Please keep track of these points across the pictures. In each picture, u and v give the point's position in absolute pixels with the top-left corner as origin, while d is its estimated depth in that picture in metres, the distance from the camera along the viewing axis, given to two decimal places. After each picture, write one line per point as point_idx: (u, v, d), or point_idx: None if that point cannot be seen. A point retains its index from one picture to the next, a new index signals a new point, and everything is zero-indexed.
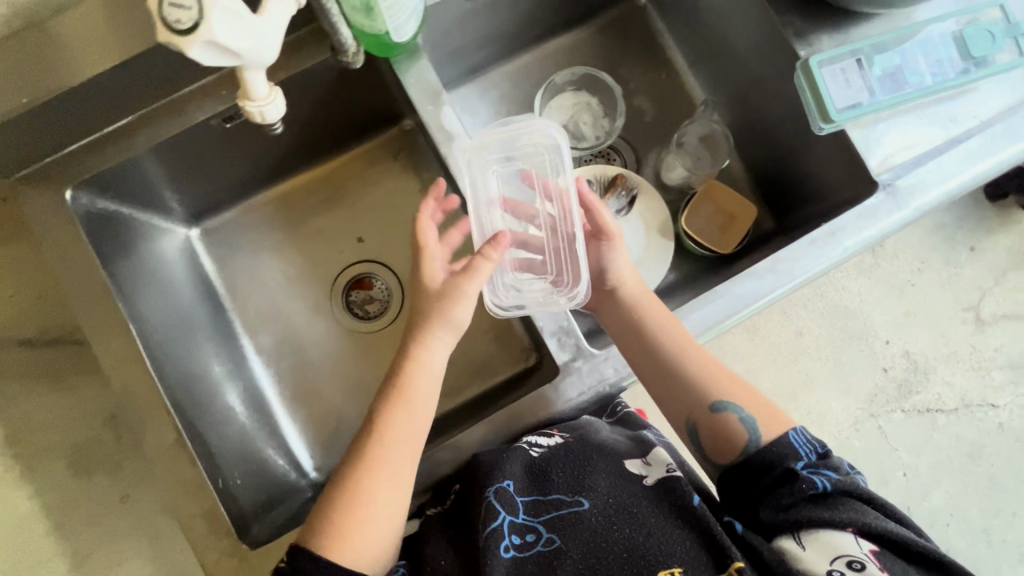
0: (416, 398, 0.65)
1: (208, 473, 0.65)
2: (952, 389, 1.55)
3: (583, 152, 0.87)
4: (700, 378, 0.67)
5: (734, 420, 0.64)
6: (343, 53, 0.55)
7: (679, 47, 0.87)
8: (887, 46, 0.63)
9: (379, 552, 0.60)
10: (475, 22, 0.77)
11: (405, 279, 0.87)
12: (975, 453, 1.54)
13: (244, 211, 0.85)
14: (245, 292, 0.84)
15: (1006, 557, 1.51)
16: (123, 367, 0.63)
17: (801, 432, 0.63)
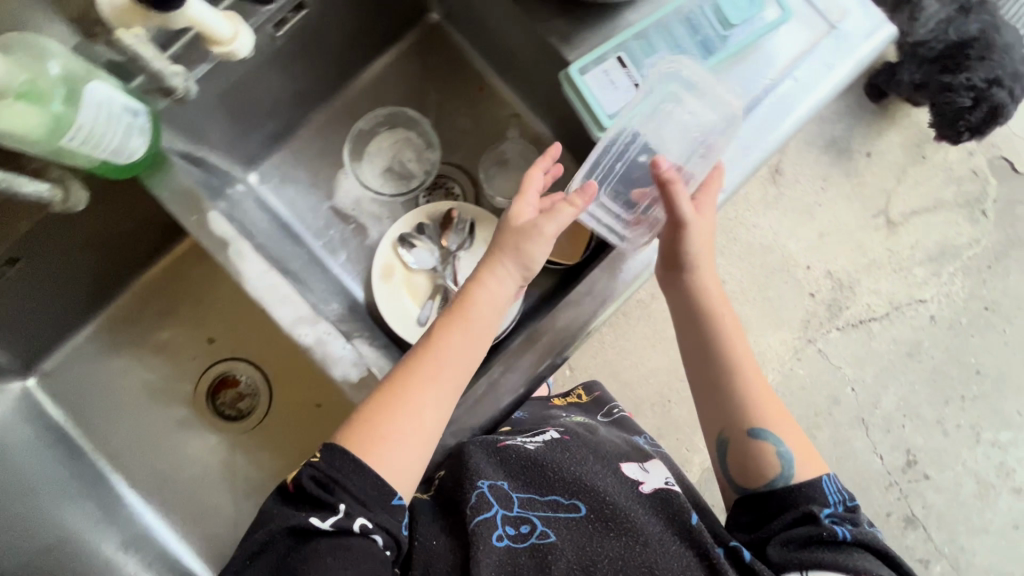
0: (472, 325, 0.61)
1: None
2: (879, 295, 1.49)
3: (415, 192, 0.84)
4: (739, 375, 0.64)
5: (771, 450, 0.60)
6: (55, 203, 0.53)
7: (483, 58, 0.83)
8: (648, 34, 0.60)
9: (405, 477, 0.55)
10: (252, 95, 0.71)
11: (268, 367, 0.83)
12: (914, 350, 1.48)
13: (79, 344, 0.80)
14: (104, 428, 0.80)
15: (964, 444, 1.45)
16: None
17: (836, 480, 0.59)
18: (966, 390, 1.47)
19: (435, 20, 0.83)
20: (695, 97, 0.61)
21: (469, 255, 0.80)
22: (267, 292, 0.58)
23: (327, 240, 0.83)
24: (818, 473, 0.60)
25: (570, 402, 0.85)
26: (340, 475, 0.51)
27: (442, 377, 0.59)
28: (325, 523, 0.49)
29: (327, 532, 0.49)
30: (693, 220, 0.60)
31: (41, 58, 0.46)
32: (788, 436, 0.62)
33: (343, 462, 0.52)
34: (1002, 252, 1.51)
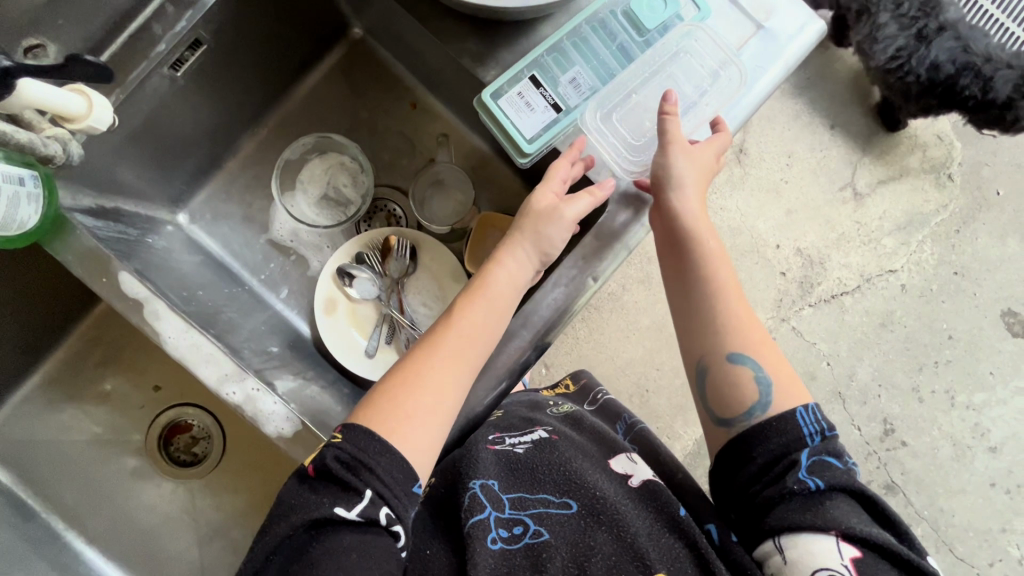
0: (489, 297, 0.56)
1: None
2: (850, 268, 1.37)
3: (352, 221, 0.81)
4: (723, 303, 0.57)
5: (748, 377, 0.55)
6: None
7: (410, 73, 0.80)
8: (561, 49, 0.56)
9: (423, 454, 0.52)
10: (165, 138, 0.68)
11: (218, 410, 0.82)
12: (887, 321, 1.36)
13: (15, 407, 0.76)
14: (53, 487, 0.77)
15: (940, 412, 1.33)
16: None
17: (813, 409, 0.53)
18: (939, 356, 1.35)
19: (357, 34, 0.79)
20: (621, 112, 0.57)
21: (413, 281, 0.78)
22: (188, 352, 0.56)
23: (267, 275, 0.80)
24: (800, 402, 0.54)
25: (556, 393, 0.84)
26: (368, 459, 0.48)
27: (462, 351, 0.55)
28: (349, 514, 0.46)
29: (352, 523, 0.46)
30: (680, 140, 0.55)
31: None
32: (775, 367, 0.56)
33: (368, 447, 0.49)
34: (969, 216, 1.38)
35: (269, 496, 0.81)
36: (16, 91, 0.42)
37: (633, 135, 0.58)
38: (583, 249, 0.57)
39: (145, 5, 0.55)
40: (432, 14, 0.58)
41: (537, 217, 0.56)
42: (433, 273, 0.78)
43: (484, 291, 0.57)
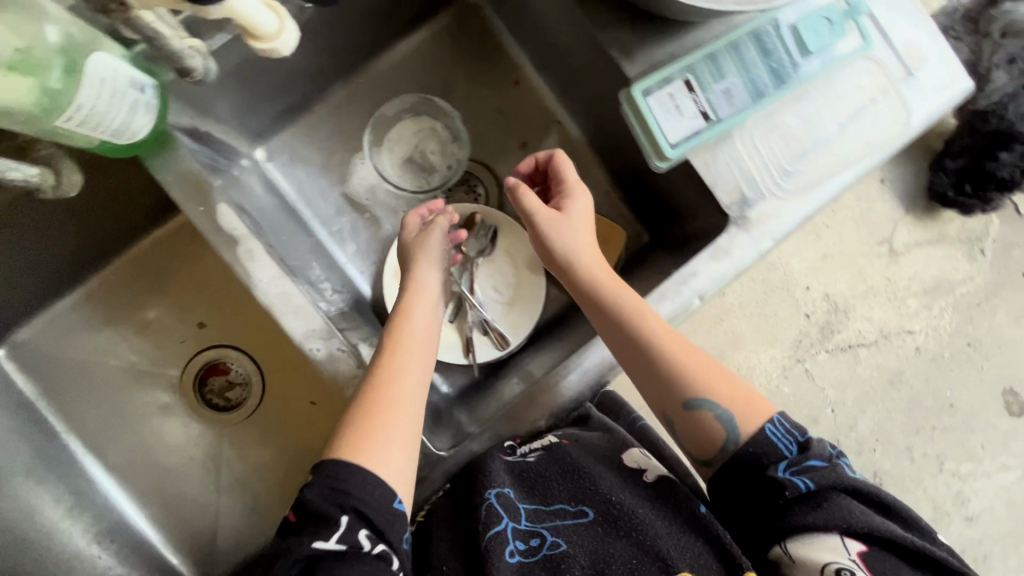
0: (414, 319, 0.58)
1: None
2: (871, 322, 1.29)
3: (434, 194, 0.78)
4: (655, 343, 0.56)
5: (709, 416, 0.55)
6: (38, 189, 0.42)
7: (524, 48, 0.76)
8: (719, 54, 0.53)
9: (398, 463, 0.49)
10: (269, 66, 0.64)
11: (261, 359, 0.78)
12: (895, 379, 1.27)
13: (57, 317, 0.73)
14: (83, 406, 0.75)
15: (927, 474, 1.26)
16: None
17: (781, 421, 0.54)
18: (936, 421, 1.27)
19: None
20: (768, 131, 0.55)
21: (488, 263, 0.76)
22: (276, 298, 0.53)
23: (336, 229, 0.77)
24: (765, 420, 0.55)
25: None
26: (337, 488, 0.46)
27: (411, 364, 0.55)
28: (330, 544, 0.44)
29: (333, 552, 0.43)
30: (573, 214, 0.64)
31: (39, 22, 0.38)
32: (724, 394, 0.56)
33: (337, 475, 0.46)
34: (991, 292, 1.32)
35: (297, 458, 0.78)
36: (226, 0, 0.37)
37: (785, 158, 0.55)
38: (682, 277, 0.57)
39: None
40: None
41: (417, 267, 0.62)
42: (510, 258, 0.76)
43: (410, 313, 0.59)
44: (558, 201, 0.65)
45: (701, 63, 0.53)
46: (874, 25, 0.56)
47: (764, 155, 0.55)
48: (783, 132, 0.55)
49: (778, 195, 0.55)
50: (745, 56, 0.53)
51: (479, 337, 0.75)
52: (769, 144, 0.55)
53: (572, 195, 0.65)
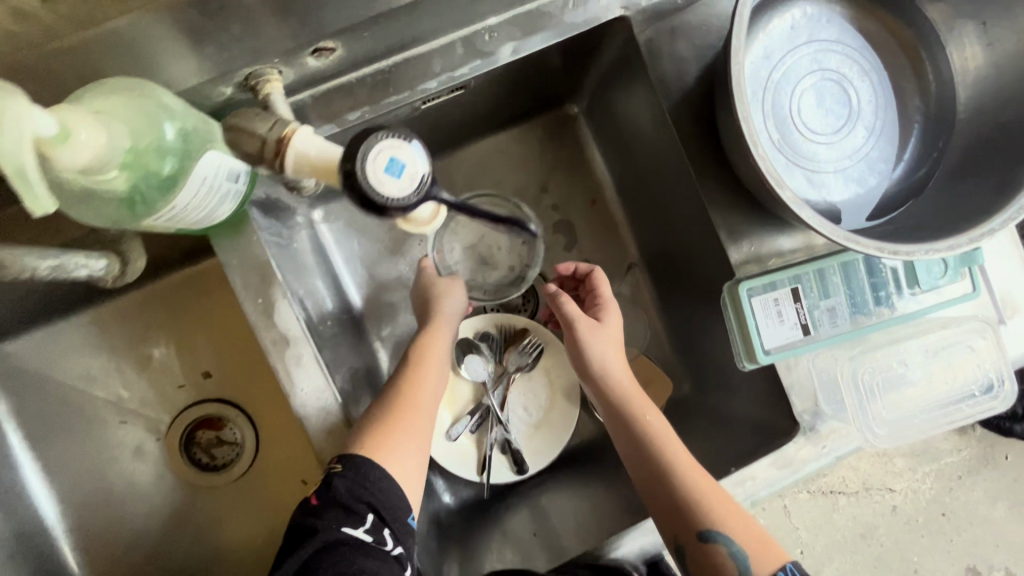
0: (432, 357, 0.60)
1: None
2: (855, 470, 1.11)
3: (485, 298, 0.73)
4: (674, 463, 0.54)
5: (722, 554, 0.50)
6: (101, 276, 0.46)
7: (610, 171, 0.74)
8: (829, 270, 0.51)
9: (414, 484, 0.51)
10: None
11: (263, 424, 0.72)
12: (867, 533, 1.11)
13: (55, 335, 0.67)
14: (53, 435, 0.68)
15: None
16: None
17: (793, 569, 0.50)
18: None
19: (573, 112, 0.74)
20: (851, 355, 0.54)
21: (524, 380, 0.72)
22: (315, 412, 0.49)
23: (375, 306, 0.73)
24: (777, 566, 0.50)
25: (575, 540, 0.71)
26: (366, 484, 0.47)
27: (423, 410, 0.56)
28: (359, 533, 0.44)
29: (358, 542, 0.44)
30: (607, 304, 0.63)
31: (159, 114, 0.35)
32: (740, 529, 0.51)
33: (366, 474, 0.48)
34: (973, 466, 1.12)
35: (272, 541, 0.71)
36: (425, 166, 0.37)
37: (865, 384, 0.54)
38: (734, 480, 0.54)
39: (435, 36, 0.48)
40: (707, 169, 0.53)
41: (438, 313, 0.63)
42: (548, 381, 0.73)
43: (429, 352, 0.60)
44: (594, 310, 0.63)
45: (812, 274, 0.51)
46: (981, 271, 0.55)
47: (844, 377, 0.54)
48: (864, 362, 0.54)
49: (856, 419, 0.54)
50: (855, 278, 0.52)
51: (497, 456, 0.70)
52: (852, 368, 0.54)
53: (608, 306, 0.63)
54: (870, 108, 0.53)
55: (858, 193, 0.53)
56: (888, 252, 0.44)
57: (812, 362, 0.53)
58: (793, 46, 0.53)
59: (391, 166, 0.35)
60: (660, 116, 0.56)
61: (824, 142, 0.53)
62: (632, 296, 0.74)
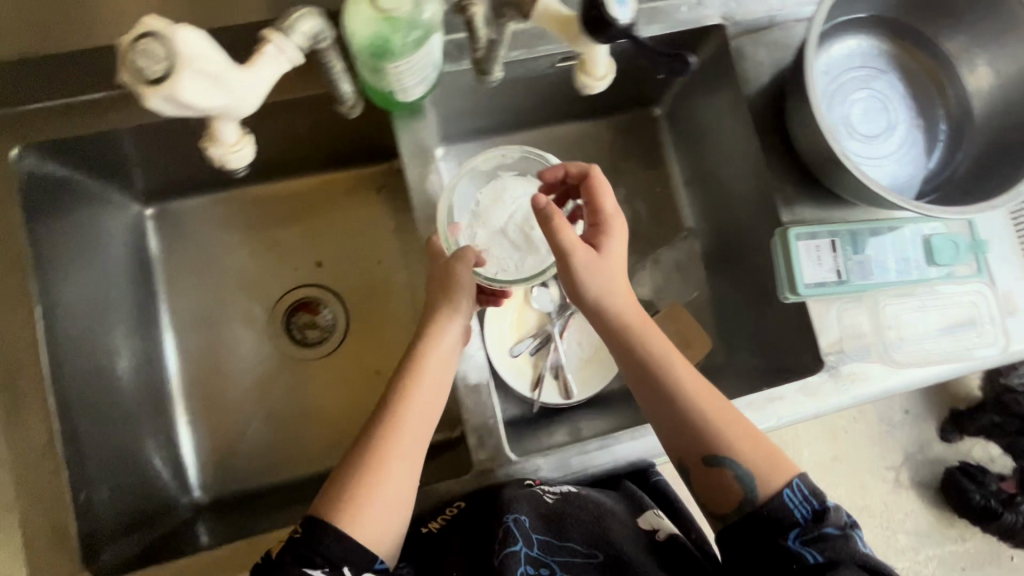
0: (421, 388, 0.58)
1: (76, 481, 0.58)
2: None
3: (528, 282, 0.64)
4: (687, 401, 0.58)
5: (728, 476, 0.56)
6: (342, 104, 0.55)
7: (682, 163, 0.89)
8: (861, 233, 0.64)
9: (384, 532, 0.54)
10: (492, 94, 0.76)
11: (353, 314, 0.83)
12: None
13: (209, 203, 0.81)
14: (183, 287, 0.80)
15: None
16: (20, 344, 0.57)
17: (799, 485, 0.55)
18: None
19: (656, 112, 0.90)
20: (881, 310, 0.64)
21: (582, 320, 0.83)
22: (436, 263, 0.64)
23: None
24: (782, 483, 0.55)
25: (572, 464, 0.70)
26: (322, 543, 0.51)
27: (409, 439, 0.57)
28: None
29: None
30: (614, 237, 0.62)
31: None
32: (746, 452, 0.56)
33: (322, 537, 0.51)
34: (976, 562, 1.21)
35: (342, 420, 0.80)
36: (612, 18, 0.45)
37: (890, 337, 0.64)
38: (764, 399, 0.64)
39: None
40: (770, 147, 0.67)
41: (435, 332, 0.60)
42: None
43: (421, 376, 0.59)
44: (597, 240, 0.62)
45: (846, 232, 0.64)
46: (993, 263, 0.66)
47: (872, 325, 0.64)
48: (892, 319, 0.64)
49: (874, 363, 0.64)
50: (882, 245, 0.64)
51: (550, 379, 0.80)
52: (880, 321, 0.64)
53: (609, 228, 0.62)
54: (905, 125, 0.68)
55: (890, 185, 0.66)
56: (915, 207, 0.56)
57: (842, 309, 0.64)
58: (848, 68, 0.67)
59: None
60: (738, 107, 0.70)
61: (868, 142, 0.67)
62: (686, 270, 0.86)
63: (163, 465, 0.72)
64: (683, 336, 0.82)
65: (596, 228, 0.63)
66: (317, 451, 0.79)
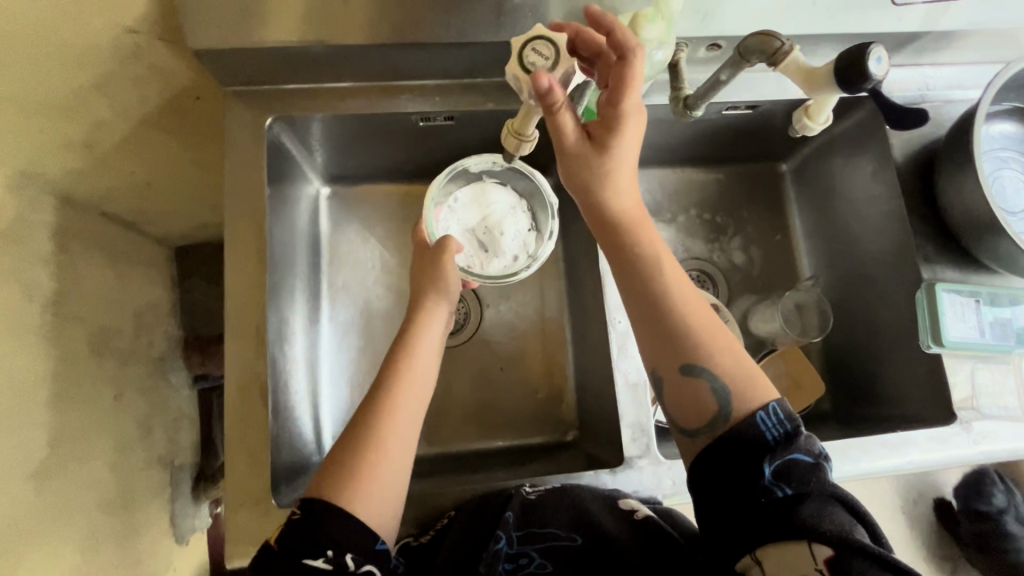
0: (417, 365, 0.66)
1: (273, 414, 0.64)
2: None
3: (483, 279, 0.74)
4: (671, 311, 0.58)
5: (704, 387, 0.56)
6: None
7: (802, 219, 0.94)
8: (999, 299, 0.69)
9: (382, 515, 0.57)
10: (654, 131, 0.84)
11: (485, 312, 0.90)
12: None
13: (375, 193, 0.89)
14: (341, 264, 0.87)
15: None
16: (248, 283, 0.64)
17: (775, 409, 0.55)
18: None
19: (782, 168, 0.96)
20: (1015, 370, 0.69)
21: None
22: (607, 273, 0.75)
23: None
24: (759, 405, 0.55)
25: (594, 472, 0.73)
26: (325, 525, 0.53)
27: (409, 412, 0.63)
28: (317, 563, 0.52)
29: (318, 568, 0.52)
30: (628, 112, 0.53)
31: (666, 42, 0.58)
32: (727, 367, 0.56)
33: (323, 519, 0.54)
34: None
35: (464, 407, 0.87)
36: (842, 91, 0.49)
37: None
38: (900, 443, 0.67)
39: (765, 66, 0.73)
40: (914, 209, 0.74)
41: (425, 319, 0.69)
42: None
43: (416, 352, 0.67)
44: (603, 138, 0.55)
45: (987, 293, 0.69)
46: None
47: (1006, 385, 0.68)
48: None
49: (1010, 419, 0.68)
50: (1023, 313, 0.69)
51: None
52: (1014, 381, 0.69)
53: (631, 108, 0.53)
54: None
55: None
56: None
57: (974, 366, 0.69)
58: (994, 149, 0.73)
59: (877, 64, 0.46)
60: (883, 171, 0.77)
61: (1010, 217, 0.71)
62: (806, 318, 0.86)
63: (309, 423, 0.77)
64: (799, 378, 0.84)
65: (605, 119, 0.54)
66: (439, 430, 0.85)
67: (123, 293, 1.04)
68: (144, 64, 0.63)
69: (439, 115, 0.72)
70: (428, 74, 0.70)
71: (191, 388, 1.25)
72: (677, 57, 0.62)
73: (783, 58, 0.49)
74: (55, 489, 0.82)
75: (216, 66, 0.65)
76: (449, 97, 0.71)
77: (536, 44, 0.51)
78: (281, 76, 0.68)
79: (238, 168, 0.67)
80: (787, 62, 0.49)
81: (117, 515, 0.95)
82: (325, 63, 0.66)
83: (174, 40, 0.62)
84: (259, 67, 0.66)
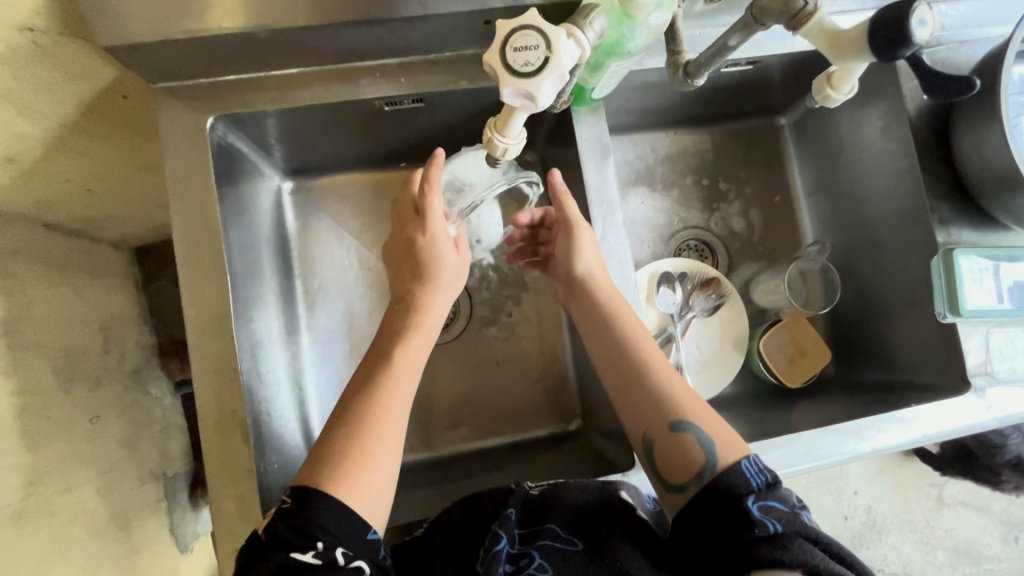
0: (421, 338, 0.62)
1: (257, 448, 0.60)
2: (897, 554, 1.25)
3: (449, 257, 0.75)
4: (648, 374, 0.59)
5: (691, 439, 0.54)
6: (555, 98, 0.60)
7: (803, 175, 0.88)
8: (1017, 256, 0.65)
9: (374, 507, 0.52)
10: (646, 93, 0.76)
11: (476, 304, 0.85)
12: None
13: (343, 182, 0.81)
14: (314, 263, 0.80)
15: None
16: (211, 312, 0.58)
17: (755, 458, 0.53)
18: None
19: (780, 121, 0.88)
20: None
21: (704, 322, 0.81)
22: None
23: None
24: (740, 455, 0.53)
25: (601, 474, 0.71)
26: (315, 514, 0.49)
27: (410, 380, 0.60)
28: (306, 557, 0.46)
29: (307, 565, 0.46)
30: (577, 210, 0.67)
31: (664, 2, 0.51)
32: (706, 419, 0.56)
33: (316, 506, 0.49)
34: None
35: (461, 405, 0.83)
36: (874, 58, 0.43)
37: None
38: (914, 415, 0.65)
39: None
40: (926, 168, 0.69)
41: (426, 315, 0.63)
42: (725, 327, 0.81)
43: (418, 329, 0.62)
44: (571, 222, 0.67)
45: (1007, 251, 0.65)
46: None
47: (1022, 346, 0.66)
48: None
49: None
50: None
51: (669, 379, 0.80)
52: None
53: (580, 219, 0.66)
54: None
55: None
56: None
57: (988, 330, 0.66)
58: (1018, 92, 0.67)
59: (919, 23, 0.40)
60: (894, 125, 0.71)
61: None
62: (810, 287, 0.82)
63: (303, 441, 0.73)
64: (804, 346, 0.80)
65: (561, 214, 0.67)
66: (439, 432, 0.82)
67: (84, 308, 0.97)
68: (50, 66, 0.54)
69: (406, 98, 0.64)
70: (388, 51, 0.61)
71: (173, 395, 1.19)
72: (675, 15, 0.54)
73: (806, 20, 0.44)
74: (44, 527, 0.78)
75: (139, 60, 0.55)
76: (416, 79, 0.63)
77: (526, 35, 0.45)
78: (217, 66, 0.59)
79: (182, 178, 0.59)
80: (811, 24, 0.45)
81: (115, 539, 0.92)
82: (267, 48, 0.57)
83: (80, 36, 0.52)
84: (192, 58, 0.56)
